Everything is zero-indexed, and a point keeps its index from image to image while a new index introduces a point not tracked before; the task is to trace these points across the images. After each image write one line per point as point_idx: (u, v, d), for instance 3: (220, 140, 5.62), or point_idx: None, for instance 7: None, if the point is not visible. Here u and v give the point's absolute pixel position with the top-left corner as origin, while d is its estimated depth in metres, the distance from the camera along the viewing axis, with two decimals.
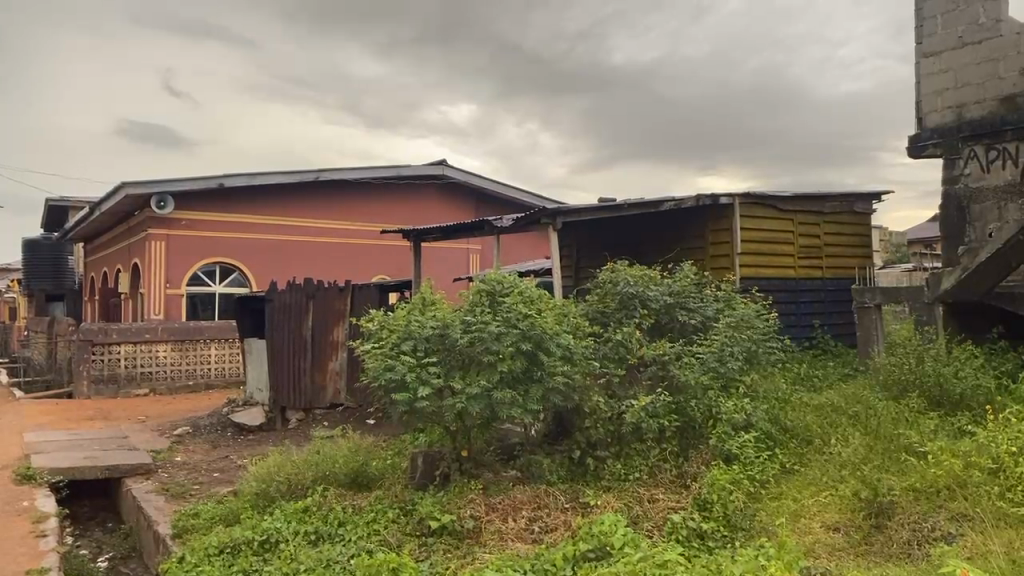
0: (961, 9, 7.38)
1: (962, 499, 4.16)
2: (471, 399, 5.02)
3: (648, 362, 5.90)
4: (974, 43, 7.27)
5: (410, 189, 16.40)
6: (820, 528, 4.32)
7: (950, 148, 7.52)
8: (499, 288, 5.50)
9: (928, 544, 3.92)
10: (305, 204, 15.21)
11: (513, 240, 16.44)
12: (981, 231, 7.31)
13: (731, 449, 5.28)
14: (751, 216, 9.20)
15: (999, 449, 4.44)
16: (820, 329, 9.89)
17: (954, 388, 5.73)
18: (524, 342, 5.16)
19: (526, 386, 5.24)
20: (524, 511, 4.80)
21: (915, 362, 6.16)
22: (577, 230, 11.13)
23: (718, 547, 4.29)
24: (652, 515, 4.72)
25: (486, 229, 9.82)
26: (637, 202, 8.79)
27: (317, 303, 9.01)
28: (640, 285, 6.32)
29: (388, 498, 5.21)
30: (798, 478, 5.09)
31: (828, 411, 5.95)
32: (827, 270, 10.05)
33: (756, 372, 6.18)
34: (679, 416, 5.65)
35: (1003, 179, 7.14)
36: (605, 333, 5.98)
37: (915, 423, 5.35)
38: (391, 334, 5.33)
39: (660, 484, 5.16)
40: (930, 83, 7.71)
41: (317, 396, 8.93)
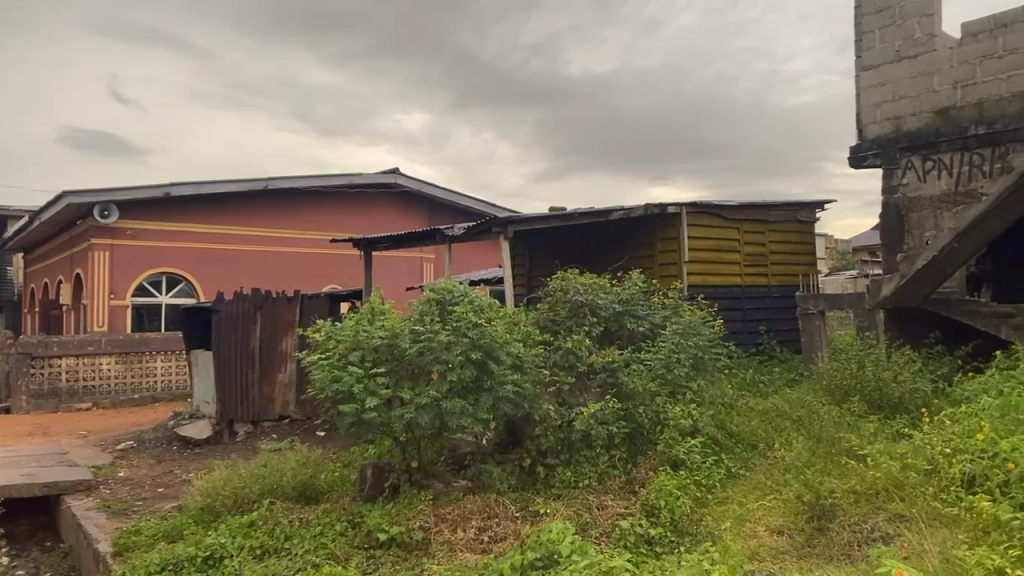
0: (897, 24, 7.58)
1: (899, 501, 4.28)
2: (419, 410, 4.99)
3: (598, 369, 5.97)
4: (910, 57, 7.49)
5: (364, 196, 16.28)
6: (763, 531, 4.42)
7: (889, 158, 7.74)
8: (448, 296, 5.46)
9: (868, 545, 4.02)
10: (254, 214, 14.99)
11: (465, 248, 16.45)
12: (918, 239, 7.55)
13: (678, 455, 5.36)
14: (698, 226, 9.35)
15: (933, 450, 4.54)
16: (766, 335, 10.07)
17: (893, 392, 5.90)
18: (474, 352, 5.16)
19: (476, 396, 5.22)
20: (473, 522, 4.80)
21: (856, 367, 6.31)
22: (529, 240, 11.16)
23: (666, 551, 4.34)
24: (600, 521, 4.74)
25: (437, 240, 9.79)
26: (587, 212, 8.87)
27: (265, 314, 8.90)
28: (591, 293, 6.37)
29: (335, 511, 5.14)
30: (743, 482, 5.16)
31: (773, 416, 6.05)
32: (772, 277, 10.26)
33: (702, 378, 6.27)
34: (627, 422, 5.73)
35: (938, 189, 7.40)
36: (555, 340, 6.04)
37: (856, 426, 5.47)
38: (337, 345, 5.25)
39: (609, 490, 5.21)
40: (870, 95, 7.91)
41: (264, 409, 8.81)
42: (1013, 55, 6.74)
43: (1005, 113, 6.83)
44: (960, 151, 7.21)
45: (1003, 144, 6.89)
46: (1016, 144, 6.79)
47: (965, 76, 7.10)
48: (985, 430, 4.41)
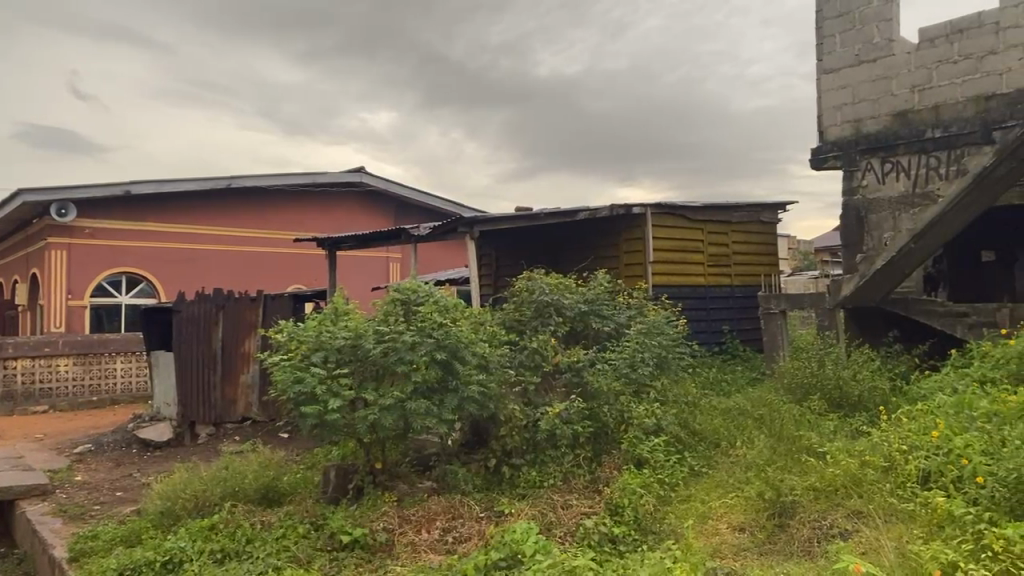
0: (857, 28, 7.70)
1: (857, 497, 4.34)
2: (383, 411, 4.95)
3: (564, 369, 5.99)
4: (869, 61, 7.63)
5: (330, 195, 16.14)
6: (725, 529, 4.47)
7: (849, 160, 7.87)
8: (413, 297, 5.44)
9: (827, 541, 4.08)
10: (217, 213, 14.78)
11: (431, 248, 16.40)
12: (877, 239, 7.69)
13: (642, 454, 5.40)
14: (662, 226, 9.43)
15: (890, 447, 4.62)
16: (729, 334, 10.19)
17: (852, 391, 6.00)
18: (439, 352, 5.15)
19: (441, 396, 5.20)
20: (437, 523, 4.79)
21: (817, 366, 6.40)
22: (495, 240, 11.15)
23: (629, 550, 4.37)
24: (564, 521, 4.75)
25: (402, 240, 9.75)
26: (553, 212, 8.88)
27: (226, 315, 8.79)
28: (556, 293, 6.38)
29: (298, 513, 5.09)
30: (706, 480, 5.21)
31: (735, 414, 6.11)
32: (735, 277, 10.38)
33: (666, 377, 6.33)
34: (592, 422, 5.76)
35: (896, 191, 7.55)
36: (521, 341, 6.04)
37: (816, 425, 5.55)
38: (299, 346, 5.18)
39: (573, 489, 5.23)
40: (830, 98, 8.03)
41: (227, 410, 8.69)
42: (968, 60, 6.91)
43: (960, 116, 7.00)
44: (917, 154, 7.36)
45: (958, 148, 7.05)
46: (971, 147, 6.95)
47: (922, 81, 7.25)
48: (940, 428, 4.49)
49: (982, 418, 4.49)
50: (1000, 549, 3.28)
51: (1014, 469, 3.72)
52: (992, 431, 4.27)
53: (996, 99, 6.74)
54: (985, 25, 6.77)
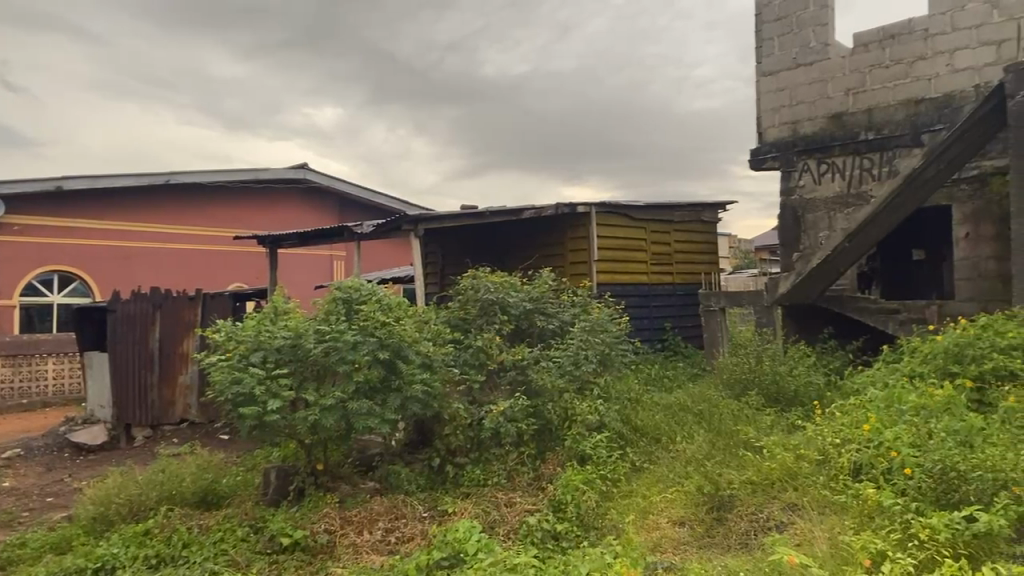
0: (794, 32, 7.87)
1: (792, 490, 4.45)
2: (324, 411, 4.88)
3: (508, 367, 6.00)
4: (806, 64, 7.82)
5: (272, 190, 15.84)
6: (665, 523, 4.55)
7: (786, 161, 8.06)
8: (355, 295, 5.39)
9: (764, 533, 4.17)
10: (155, 209, 14.38)
11: (375, 246, 16.25)
12: (814, 238, 7.91)
13: (585, 450, 5.46)
14: (606, 225, 9.52)
15: (824, 441, 4.70)
16: (671, 331, 10.35)
17: (788, 386, 6.16)
18: (381, 351, 5.11)
19: (384, 396, 5.18)
20: (380, 523, 4.76)
21: (754, 361, 6.55)
22: (440, 237, 11.12)
23: (572, 546, 4.41)
24: (507, 519, 4.76)
25: (344, 237, 9.64)
26: (498, 210, 8.89)
27: (164, 314, 8.59)
28: (501, 291, 6.37)
29: (236, 516, 4.98)
30: (647, 475, 5.30)
31: (676, 409, 6.20)
32: (677, 275, 10.55)
33: (609, 374, 6.38)
34: (536, 419, 5.78)
35: (832, 191, 7.76)
36: (465, 339, 6.03)
37: (754, 419, 5.69)
38: (237, 346, 5.06)
39: (517, 487, 5.26)
40: (769, 100, 8.21)
41: (164, 412, 8.49)
42: (900, 64, 7.14)
43: (892, 119, 7.23)
44: (851, 155, 7.57)
45: (890, 150, 7.28)
46: (902, 149, 7.19)
47: (857, 84, 7.47)
48: (871, 421, 4.62)
49: (911, 411, 4.63)
50: (925, 537, 3.40)
51: (939, 460, 3.85)
52: (919, 424, 4.41)
53: (926, 103, 6.99)
54: (916, 31, 7.00)
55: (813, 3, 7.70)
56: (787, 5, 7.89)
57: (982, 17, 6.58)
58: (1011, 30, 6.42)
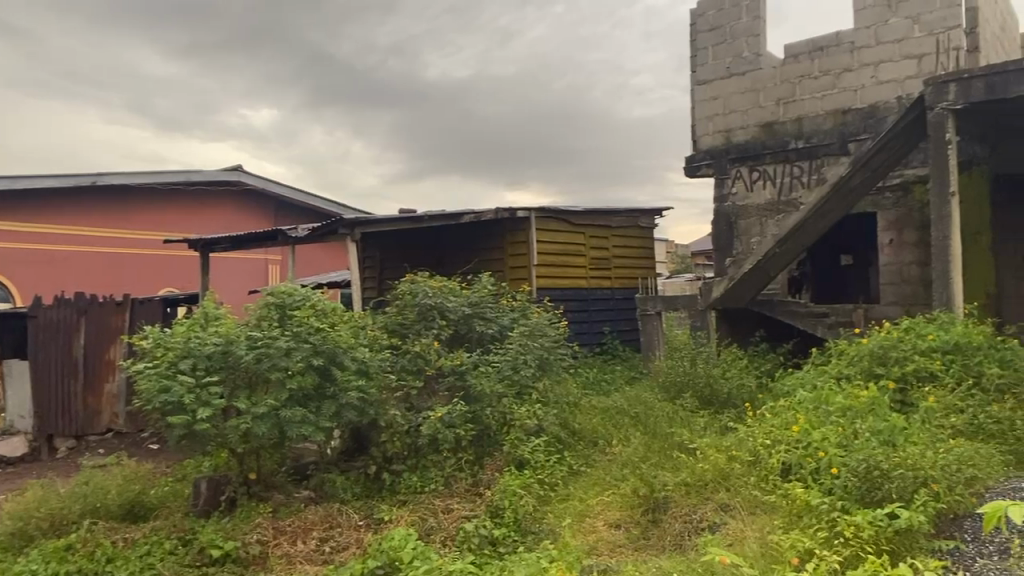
0: (727, 42, 8.06)
1: (725, 490, 4.53)
2: (256, 420, 4.77)
3: (446, 373, 5.93)
4: (739, 74, 8.00)
5: (204, 193, 15.45)
6: (602, 526, 4.60)
7: (720, 168, 8.23)
8: (288, 300, 5.30)
9: (698, 534, 4.24)
10: (81, 211, 13.85)
11: (312, 250, 15.98)
12: (746, 244, 8.09)
13: (523, 455, 5.47)
14: (545, 229, 9.56)
15: (754, 442, 4.80)
16: (610, 335, 10.45)
17: (721, 388, 6.29)
18: (315, 358, 5.03)
19: (318, 403, 5.10)
20: (315, 532, 4.69)
21: (689, 364, 6.66)
22: (378, 241, 11.01)
23: (509, 551, 4.43)
24: (445, 525, 4.74)
25: (278, 241, 9.45)
26: (437, 214, 8.84)
27: (89, 320, 8.25)
28: (439, 296, 6.32)
29: (164, 528, 4.83)
30: (585, 478, 5.35)
31: (613, 412, 6.26)
32: (615, 279, 10.66)
33: (547, 378, 6.38)
34: (474, 425, 5.76)
35: (763, 198, 7.94)
36: (402, 344, 5.96)
37: (689, 421, 5.79)
38: (166, 353, 4.92)
39: (454, 493, 5.24)
40: (703, 108, 8.37)
41: (89, 422, 8.17)
42: (828, 76, 7.37)
43: (821, 128, 7.45)
44: (782, 163, 7.78)
45: (819, 158, 7.51)
46: (830, 158, 7.42)
47: (787, 94, 7.68)
48: (800, 421, 4.74)
49: (838, 412, 4.77)
50: (851, 535, 3.50)
51: (864, 459, 3.98)
52: (845, 424, 4.54)
53: (852, 113, 7.23)
54: (844, 43, 7.24)
55: (745, 15, 7.88)
56: (721, 16, 8.07)
57: (904, 31, 6.84)
58: (930, 44, 6.70)
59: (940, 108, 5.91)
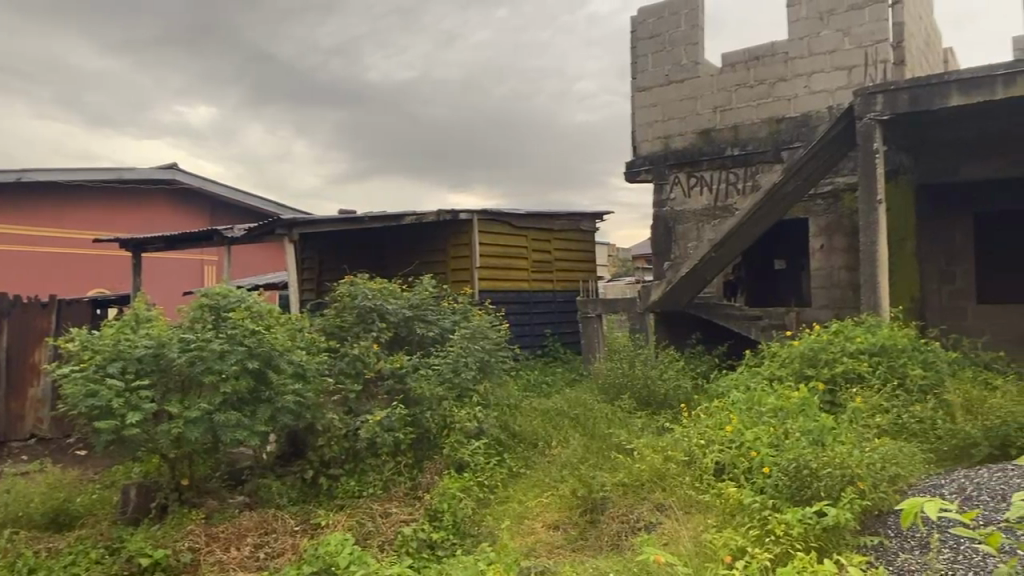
0: (666, 50, 8.19)
1: (661, 490, 4.60)
2: (188, 424, 4.67)
3: (386, 376, 5.90)
4: (678, 82, 8.16)
5: (141, 190, 15.05)
6: (541, 527, 4.63)
7: (659, 174, 8.37)
8: (223, 302, 5.20)
9: (634, 534, 4.30)
10: (9, 210, 13.19)
11: (249, 251, 15.67)
12: (684, 249, 8.24)
13: (462, 458, 5.46)
14: (487, 232, 9.56)
15: (690, 442, 4.89)
16: (551, 337, 10.52)
17: (659, 389, 6.39)
18: (251, 361, 4.93)
19: (253, 407, 5.00)
20: (250, 538, 4.60)
21: (627, 366, 6.75)
22: (318, 242, 10.86)
23: (447, 555, 4.44)
24: (383, 529, 4.70)
25: (213, 241, 9.24)
26: (378, 215, 8.76)
27: (13, 322, 7.96)
28: (379, 298, 6.26)
29: (90, 537, 4.68)
30: (525, 481, 5.37)
31: (553, 414, 6.31)
32: (557, 282, 10.73)
33: (489, 381, 6.33)
34: (414, 428, 5.73)
35: (700, 204, 8.10)
36: (341, 348, 5.88)
37: (627, 422, 5.87)
38: (93, 356, 4.76)
39: (393, 497, 5.21)
40: (643, 115, 8.50)
41: (12, 427, 7.85)
42: (763, 85, 7.57)
43: (756, 136, 7.64)
44: (718, 169, 7.95)
45: (753, 165, 7.70)
46: (764, 165, 7.62)
47: (723, 102, 7.86)
48: (734, 422, 4.85)
49: (770, 412, 4.89)
50: (781, 532, 3.60)
51: (795, 458, 4.09)
52: (777, 424, 4.67)
53: (785, 122, 7.43)
54: (778, 54, 7.45)
55: (684, 23, 8.03)
56: (660, 24, 8.20)
57: (835, 43, 7.06)
58: (860, 56, 6.93)
59: (868, 118, 6.11)
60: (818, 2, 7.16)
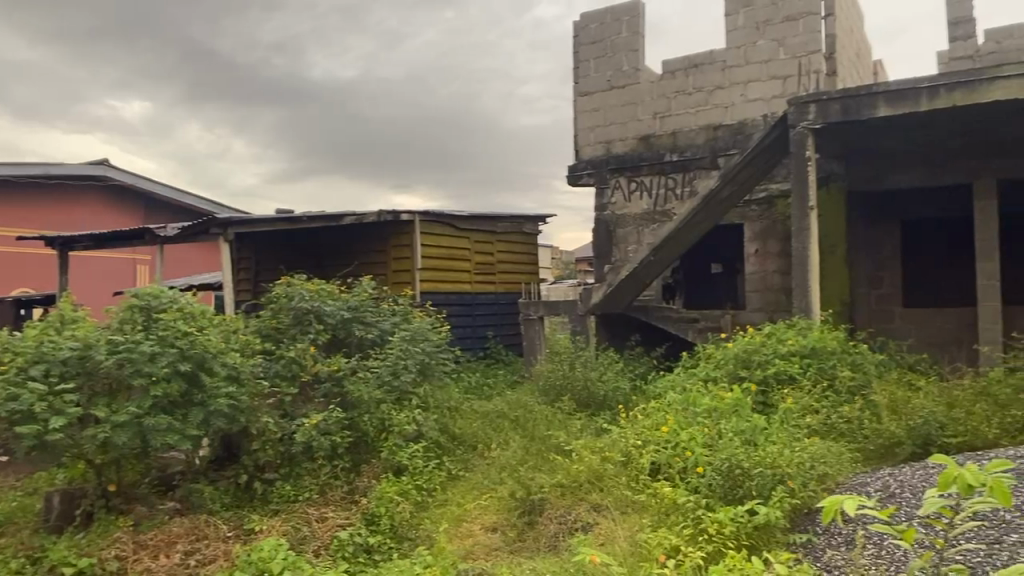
0: (608, 55, 8.29)
1: (598, 490, 4.63)
2: (116, 428, 4.53)
3: (322, 379, 5.83)
4: (619, 87, 8.26)
5: (70, 188, 14.54)
6: (479, 530, 4.63)
7: (600, 178, 8.45)
8: (154, 303, 5.06)
9: (571, 535, 4.33)
10: None
11: (184, 250, 15.28)
12: (624, 252, 8.35)
13: (401, 461, 5.44)
14: (429, 233, 9.52)
15: (627, 443, 4.94)
16: (493, 339, 10.54)
17: (598, 391, 6.46)
18: (182, 363, 4.81)
19: (184, 410, 4.87)
20: (179, 545, 4.48)
21: (568, 368, 6.80)
22: (255, 242, 10.65)
23: (384, 560, 4.42)
24: (319, 534, 4.65)
25: (145, 240, 8.99)
26: (317, 215, 8.64)
27: None
28: (316, 299, 6.17)
29: (10, 546, 4.50)
30: (463, 483, 5.37)
31: (494, 416, 6.32)
32: (499, 284, 10.75)
33: (429, 383, 6.29)
34: (352, 432, 5.68)
35: (640, 208, 8.22)
36: (277, 350, 5.77)
37: (566, 423, 5.91)
38: (15, 359, 4.56)
39: (330, 501, 5.15)
40: (585, 119, 8.58)
41: None
42: (701, 92, 7.71)
43: (694, 143, 7.78)
44: (658, 175, 8.07)
45: (691, 171, 7.84)
46: (702, 171, 7.77)
47: (663, 108, 7.98)
48: (670, 422, 4.93)
49: (704, 412, 4.98)
50: (714, 531, 3.68)
51: (728, 457, 4.17)
52: (711, 425, 4.76)
53: (722, 129, 7.59)
54: (716, 62, 7.61)
55: (626, 30, 8.14)
56: (602, 30, 8.28)
57: (770, 53, 7.25)
58: (793, 66, 7.13)
59: (801, 126, 6.29)
60: (755, 12, 7.34)
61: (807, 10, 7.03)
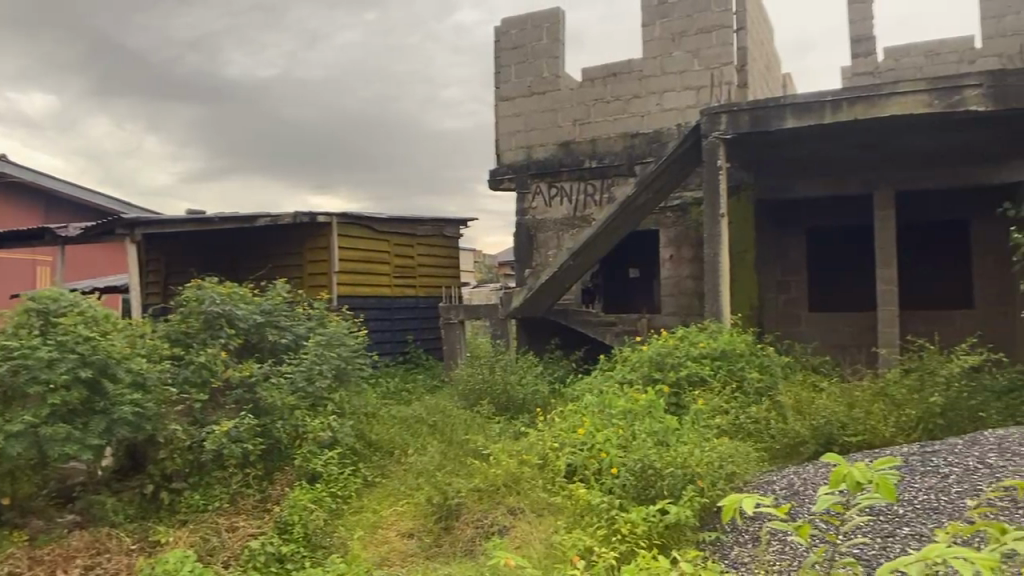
0: (529, 61, 8.35)
1: (515, 493, 4.66)
2: (10, 439, 4.30)
3: (234, 385, 5.60)
4: (540, 94, 8.34)
5: None
6: (394, 536, 4.60)
7: (521, 183, 8.51)
8: (53, 307, 4.84)
9: (486, 539, 4.34)
10: None
11: (89, 250, 14.66)
12: (544, 256, 8.43)
13: (316, 469, 5.35)
14: (347, 236, 9.39)
15: (544, 446, 4.99)
16: (413, 344, 10.47)
17: (516, 395, 6.50)
18: (83, 370, 4.61)
19: (86, 419, 4.67)
20: (78, 560, 4.30)
21: (487, 372, 6.82)
22: (163, 243, 10.31)
23: (297, 569, 4.35)
24: (229, 544, 4.53)
25: (45, 240, 8.59)
26: (230, 216, 8.42)
27: None
28: (228, 303, 5.99)
29: None
30: (378, 490, 5.32)
31: (411, 421, 6.28)
32: (419, 287, 10.68)
33: (345, 389, 6.21)
34: (264, 438, 5.48)
35: (560, 213, 8.31)
36: (186, 355, 5.57)
37: (484, 427, 5.92)
38: None
39: (241, 510, 5.03)
40: (505, 124, 8.63)
41: None
42: (619, 101, 7.86)
43: (612, 150, 7.92)
44: (577, 181, 8.19)
45: (609, 178, 7.99)
46: (619, 178, 7.93)
47: (582, 116, 8.10)
48: (585, 425, 5.00)
49: (619, 414, 5.06)
50: (626, 531, 3.76)
51: (641, 458, 4.27)
52: (625, 426, 4.86)
53: (639, 137, 7.76)
54: (633, 71, 7.77)
55: (546, 37, 8.22)
56: (523, 36, 8.33)
57: (685, 64, 7.45)
58: (707, 78, 7.35)
59: (713, 136, 6.48)
60: (670, 24, 7.52)
61: (719, 24, 7.26)
